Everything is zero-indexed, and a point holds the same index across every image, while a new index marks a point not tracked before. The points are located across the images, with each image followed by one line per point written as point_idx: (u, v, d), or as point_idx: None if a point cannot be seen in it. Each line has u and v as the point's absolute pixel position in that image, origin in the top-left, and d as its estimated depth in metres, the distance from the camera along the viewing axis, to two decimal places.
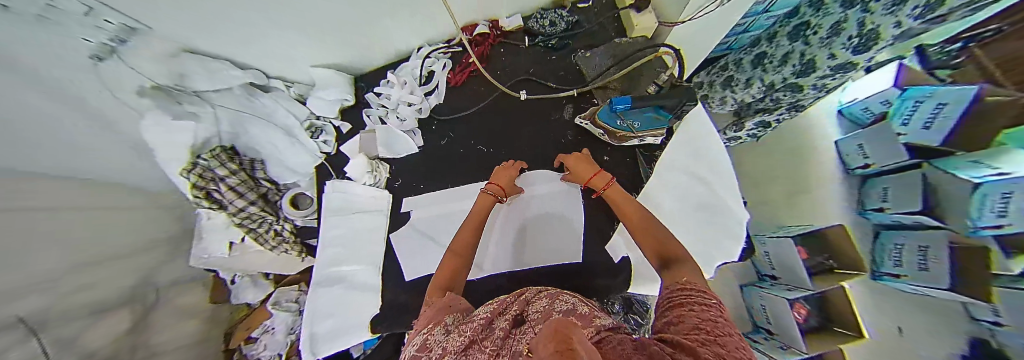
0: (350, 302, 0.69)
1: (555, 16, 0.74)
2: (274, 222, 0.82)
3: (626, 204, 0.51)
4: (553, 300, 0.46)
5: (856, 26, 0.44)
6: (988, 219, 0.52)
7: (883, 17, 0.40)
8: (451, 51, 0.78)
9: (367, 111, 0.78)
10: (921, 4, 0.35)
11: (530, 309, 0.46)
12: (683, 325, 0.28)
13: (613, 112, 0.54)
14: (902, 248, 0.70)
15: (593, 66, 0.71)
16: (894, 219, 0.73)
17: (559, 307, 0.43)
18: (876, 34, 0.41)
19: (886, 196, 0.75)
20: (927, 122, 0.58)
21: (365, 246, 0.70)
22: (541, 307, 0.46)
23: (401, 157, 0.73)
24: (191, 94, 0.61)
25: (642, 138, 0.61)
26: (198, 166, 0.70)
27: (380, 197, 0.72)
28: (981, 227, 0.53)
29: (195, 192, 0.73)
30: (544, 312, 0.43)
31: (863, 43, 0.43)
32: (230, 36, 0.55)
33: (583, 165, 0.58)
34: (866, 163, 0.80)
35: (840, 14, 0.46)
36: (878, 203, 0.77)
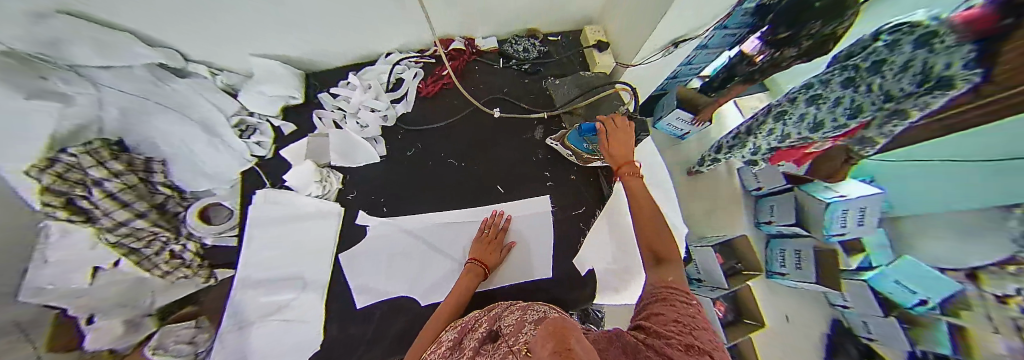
0: (279, 339, 0.55)
1: (528, 44, 0.80)
2: (171, 240, 0.66)
3: (639, 186, 0.50)
4: (523, 310, 0.46)
5: (871, 89, 0.35)
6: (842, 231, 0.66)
7: (895, 82, 0.32)
8: (423, 61, 0.76)
9: (317, 112, 0.70)
10: (933, 77, 0.27)
11: (500, 322, 0.44)
12: (663, 318, 0.31)
13: (581, 138, 0.62)
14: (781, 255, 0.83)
15: (562, 92, 0.76)
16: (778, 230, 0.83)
17: (530, 316, 0.44)
18: (890, 95, 0.33)
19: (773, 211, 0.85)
20: None
21: (307, 267, 0.60)
22: (512, 318, 0.44)
23: (359, 166, 0.66)
24: (66, 68, 0.45)
25: (605, 161, 0.68)
26: (58, 164, 0.51)
27: (328, 211, 0.63)
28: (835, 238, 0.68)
29: (47, 199, 0.53)
30: (517, 320, 0.42)
31: (873, 103, 0.35)
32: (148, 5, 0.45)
33: (624, 138, 0.53)
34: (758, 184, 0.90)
35: (863, 77, 0.36)
36: (767, 217, 0.87)
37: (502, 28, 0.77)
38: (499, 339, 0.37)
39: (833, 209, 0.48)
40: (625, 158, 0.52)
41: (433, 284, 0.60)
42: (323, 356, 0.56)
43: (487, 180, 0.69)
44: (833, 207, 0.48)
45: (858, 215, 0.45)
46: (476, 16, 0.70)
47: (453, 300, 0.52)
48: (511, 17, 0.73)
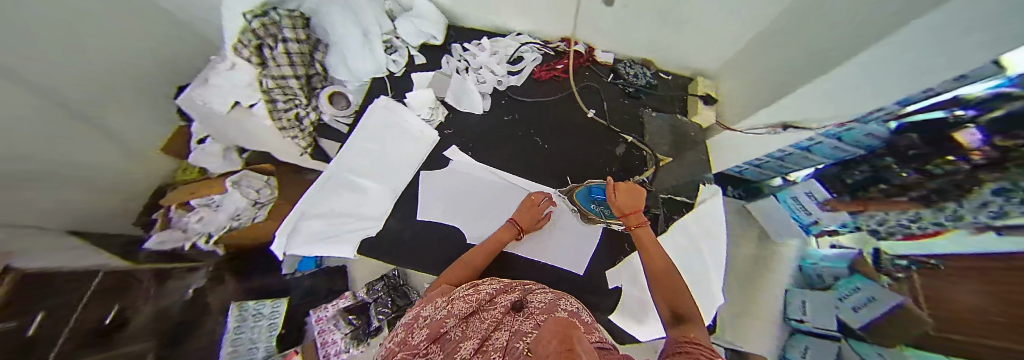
0: (348, 210, 0.67)
1: (641, 72, 0.87)
2: (303, 106, 0.79)
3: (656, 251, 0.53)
4: (556, 296, 0.49)
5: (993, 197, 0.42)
6: None
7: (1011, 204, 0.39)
8: (547, 51, 0.85)
9: (448, 57, 0.81)
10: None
11: (531, 297, 0.50)
12: None
13: (588, 199, 0.67)
14: None
15: (655, 125, 0.83)
16: None
17: (563, 304, 0.47)
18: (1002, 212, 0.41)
19: (805, 353, 0.87)
20: (857, 307, 0.76)
21: (392, 171, 0.70)
22: (542, 299, 0.49)
23: (462, 111, 0.76)
24: None
25: (611, 225, 0.68)
26: (268, 16, 0.69)
27: (427, 135, 0.72)
28: None
29: (249, 38, 0.69)
30: (547, 305, 0.46)
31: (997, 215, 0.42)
32: None
33: (631, 194, 0.58)
34: (800, 317, 0.92)
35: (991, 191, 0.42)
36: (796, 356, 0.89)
37: (625, 48, 0.86)
38: (528, 316, 0.43)
39: None
40: (633, 209, 0.57)
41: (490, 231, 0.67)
42: (374, 242, 0.65)
43: (560, 170, 0.75)
44: None
45: None
46: (609, 29, 0.79)
47: (487, 249, 0.60)
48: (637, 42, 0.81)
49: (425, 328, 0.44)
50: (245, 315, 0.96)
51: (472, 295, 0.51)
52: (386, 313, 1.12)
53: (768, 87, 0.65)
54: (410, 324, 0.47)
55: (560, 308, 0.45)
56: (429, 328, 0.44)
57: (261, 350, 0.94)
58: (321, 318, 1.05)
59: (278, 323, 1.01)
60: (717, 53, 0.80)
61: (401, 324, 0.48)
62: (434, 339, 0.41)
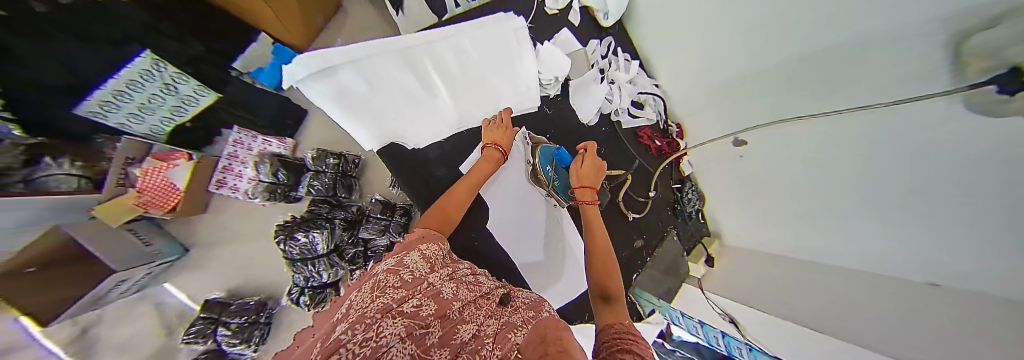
0: (398, 103, 0.56)
1: (696, 201, 0.89)
2: None
3: (598, 233, 0.56)
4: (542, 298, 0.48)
5: None
6: None
7: None
8: (658, 121, 0.83)
9: (599, 43, 0.72)
10: None
11: (519, 294, 0.47)
12: None
13: (549, 159, 0.65)
14: None
15: (673, 245, 0.87)
16: None
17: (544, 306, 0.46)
18: None
19: None
20: None
21: (467, 100, 0.62)
22: (527, 298, 0.46)
23: (569, 102, 0.69)
24: None
25: (550, 195, 0.67)
26: None
27: (526, 98, 0.65)
28: None
29: None
30: (532, 306, 0.44)
31: None
32: None
33: (593, 173, 0.62)
34: None
35: None
36: None
37: (704, 173, 0.88)
38: (517, 309, 0.42)
39: None
40: (590, 183, 0.61)
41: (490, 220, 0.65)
42: (404, 153, 0.59)
43: None
44: None
45: None
46: (713, 155, 0.81)
47: (469, 185, 0.56)
48: (716, 180, 0.84)
49: (427, 296, 0.37)
50: (151, 75, 0.62)
51: (474, 280, 0.45)
52: (316, 189, 0.97)
53: (757, 275, 0.73)
54: (397, 276, 0.38)
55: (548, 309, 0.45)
56: (433, 297, 0.37)
57: (146, 125, 0.74)
58: (241, 143, 0.96)
59: (188, 113, 0.79)
60: (739, 234, 0.83)
61: (387, 276, 0.38)
62: (439, 314, 0.35)
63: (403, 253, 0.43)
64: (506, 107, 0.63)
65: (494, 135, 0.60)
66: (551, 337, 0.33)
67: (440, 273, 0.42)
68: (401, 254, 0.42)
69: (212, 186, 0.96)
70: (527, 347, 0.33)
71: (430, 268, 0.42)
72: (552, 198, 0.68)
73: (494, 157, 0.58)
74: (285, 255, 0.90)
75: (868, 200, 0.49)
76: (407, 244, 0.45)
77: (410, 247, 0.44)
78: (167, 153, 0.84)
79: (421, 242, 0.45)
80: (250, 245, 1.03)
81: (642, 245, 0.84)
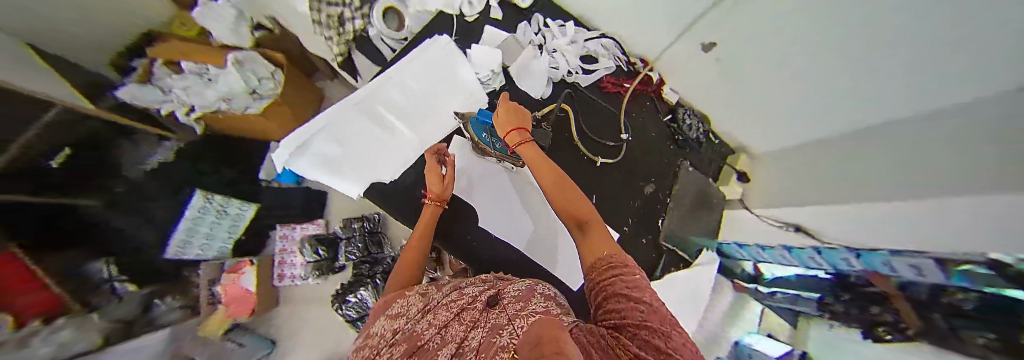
0: (367, 149, 0.63)
1: (698, 124, 0.83)
2: (354, 11, 0.73)
3: (544, 169, 0.51)
4: (534, 283, 0.46)
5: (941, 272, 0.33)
6: None
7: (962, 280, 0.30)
8: (618, 65, 0.81)
9: (525, 23, 0.75)
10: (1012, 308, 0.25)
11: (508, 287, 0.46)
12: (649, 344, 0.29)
13: (481, 127, 0.63)
14: None
15: (691, 177, 0.81)
16: None
17: (541, 290, 0.45)
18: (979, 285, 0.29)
19: None
20: None
21: (427, 125, 0.66)
22: (519, 287, 0.45)
23: (519, 87, 0.71)
24: None
25: (501, 161, 0.65)
26: None
27: (475, 99, 0.68)
28: None
29: None
30: (523, 294, 0.43)
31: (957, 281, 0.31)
32: None
33: (519, 115, 0.57)
34: None
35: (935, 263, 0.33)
36: None
37: (692, 93, 0.82)
38: (505, 306, 0.40)
39: None
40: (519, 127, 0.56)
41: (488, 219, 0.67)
42: (388, 189, 0.64)
43: (589, 185, 0.75)
44: None
45: None
46: (690, 72, 0.76)
47: (420, 235, 0.58)
48: (708, 94, 0.77)
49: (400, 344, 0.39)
50: (206, 208, 0.95)
51: (456, 295, 0.45)
52: (354, 255, 1.08)
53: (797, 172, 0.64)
54: (376, 340, 0.42)
55: (539, 296, 0.42)
56: (408, 343, 0.39)
57: (213, 249, 0.98)
58: (287, 237, 1.08)
59: (239, 229, 1.01)
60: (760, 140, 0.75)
61: (369, 346, 0.42)
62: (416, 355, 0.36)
63: (382, 313, 0.48)
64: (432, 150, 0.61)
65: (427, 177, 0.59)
66: (546, 338, 0.29)
67: (417, 311, 0.44)
68: (378, 318, 0.48)
69: (275, 280, 1.09)
70: (522, 347, 0.30)
71: (403, 315, 0.44)
72: (503, 161, 0.65)
73: (435, 211, 0.59)
74: (347, 318, 1.01)
75: (846, 41, 0.42)
76: (386, 301, 0.50)
77: (384, 308, 0.48)
78: (236, 265, 1.00)
79: (392, 300, 0.49)
80: (322, 321, 1.18)
81: (657, 189, 0.80)
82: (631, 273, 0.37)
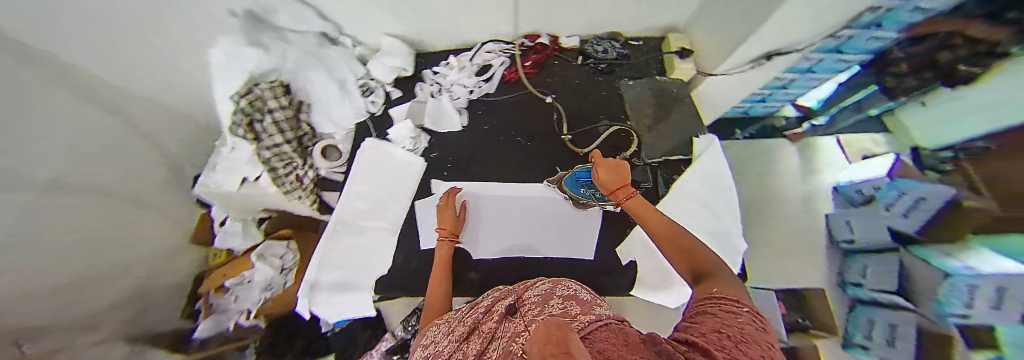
0: (358, 258, 0.70)
1: (609, 45, 0.83)
2: (301, 167, 0.83)
3: (645, 211, 0.48)
4: (552, 288, 0.49)
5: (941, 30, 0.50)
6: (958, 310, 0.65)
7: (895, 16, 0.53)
8: (512, 55, 0.85)
9: (419, 84, 0.85)
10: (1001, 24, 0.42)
11: (529, 294, 0.51)
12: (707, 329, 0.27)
13: (576, 183, 0.65)
14: (875, 323, 0.85)
15: (634, 92, 0.79)
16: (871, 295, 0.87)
17: (560, 291, 0.49)
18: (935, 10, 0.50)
19: (865, 273, 0.89)
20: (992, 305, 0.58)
21: (388, 208, 0.73)
22: (541, 291, 0.50)
23: (443, 132, 0.78)
24: (273, 41, 0.72)
25: (605, 206, 0.66)
26: (252, 92, 0.76)
27: (414, 163, 0.75)
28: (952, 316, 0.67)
29: (241, 117, 0.77)
30: (544, 296, 0.47)
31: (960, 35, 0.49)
32: None
33: (614, 170, 0.54)
34: (851, 238, 0.95)
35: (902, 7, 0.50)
36: (857, 278, 0.92)
37: (588, 30, 0.83)
38: (525, 313, 0.43)
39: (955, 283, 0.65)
40: (620, 183, 0.52)
41: (480, 246, 0.72)
42: (389, 278, 0.68)
43: (549, 161, 0.75)
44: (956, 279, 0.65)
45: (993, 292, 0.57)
46: (569, 17, 0.78)
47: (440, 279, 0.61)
48: (599, 17, 0.78)
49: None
50: None
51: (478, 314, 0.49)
52: None
53: (742, 12, 0.60)
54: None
55: (555, 298, 0.45)
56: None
57: None
58: None
59: None
60: (677, 10, 0.77)
61: None
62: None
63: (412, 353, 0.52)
64: (449, 189, 0.69)
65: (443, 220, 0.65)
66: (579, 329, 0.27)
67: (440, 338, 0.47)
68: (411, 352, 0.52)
69: None
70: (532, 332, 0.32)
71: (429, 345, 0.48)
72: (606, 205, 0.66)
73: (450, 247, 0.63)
74: None
75: None
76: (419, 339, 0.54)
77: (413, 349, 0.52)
78: None
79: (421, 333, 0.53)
80: None
81: (613, 122, 0.79)
82: (735, 305, 0.30)
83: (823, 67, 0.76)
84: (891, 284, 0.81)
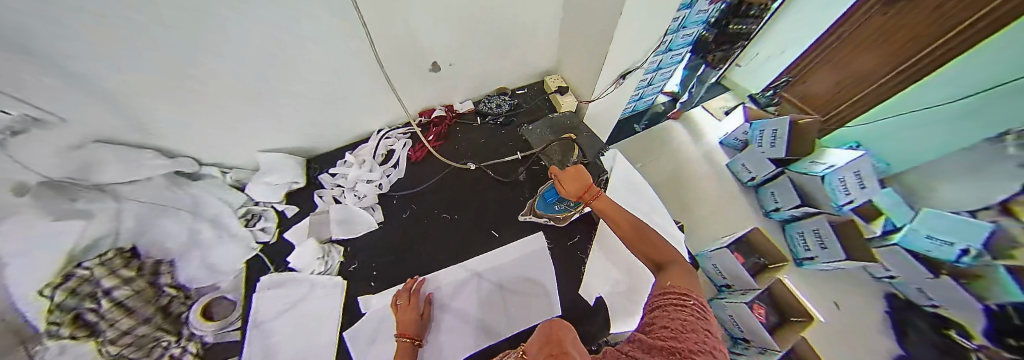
0: None
1: (501, 100, 0.88)
2: (172, 344, 0.59)
3: (613, 210, 0.50)
4: None
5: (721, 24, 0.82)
6: (842, 199, 0.80)
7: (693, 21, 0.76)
8: (410, 134, 0.84)
9: (318, 192, 0.76)
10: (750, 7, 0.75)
11: None
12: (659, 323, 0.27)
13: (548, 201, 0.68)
14: (803, 234, 0.91)
15: (535, 134, 0.83)
16: (789, 214, 0.96)
17: None
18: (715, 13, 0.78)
19: (776, 198, 0.99)
20: (859, 186, 0.76)
21: (306, 352, 0.58)
22: None
23: (358, 236, 0.70)
24: (94, 188, 0.52)
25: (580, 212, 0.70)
26: (72, 279, 0.51)
27: (332, 285, 0.65)
28: (843, 206, 0.81)
29: (51, 319, 0.49)
30: None
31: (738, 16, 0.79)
32: (162, 115, 0.52)
33: (575, 176, 0.55)
34: (751, 177, 1.07)
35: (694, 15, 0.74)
36: (774, 204, 1.01)
37: (476, 92, 0.88)
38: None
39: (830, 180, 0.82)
40: (584, 188, 0.53)
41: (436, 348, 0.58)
42: None
43: (481, 225, 0.73)
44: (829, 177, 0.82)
45: (855, 175, 0.75)
46: (454, 84, 0.81)
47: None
48: (481, 80, 0.83)
49: None
50: None
51: None
52: None
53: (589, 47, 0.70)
54: None
55: None
56: None
57: None
58: None
59: None
60: (544, 56, 0.87)
61: None
62: None
63: None
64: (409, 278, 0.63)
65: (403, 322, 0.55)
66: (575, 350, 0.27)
67: None
68: None
69: None
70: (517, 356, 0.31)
71: None
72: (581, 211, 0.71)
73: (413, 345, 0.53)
74: None
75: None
76: None
77: None
78: None
79: None
80: None
81: (528, 168, 0.81)
82: (683, 299, 0.30)
83: (668, 65, 0.96)
84: (796, 198, 0.91)
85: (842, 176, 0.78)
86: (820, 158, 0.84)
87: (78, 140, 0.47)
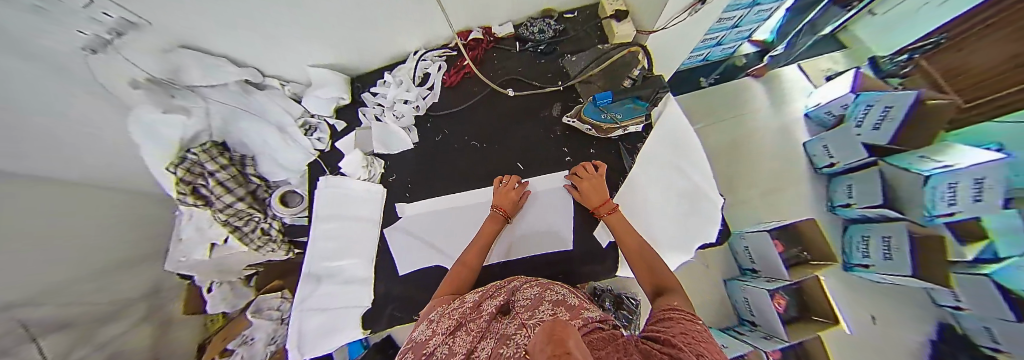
0: (339, 300, 0.70)
1: (543, 24, 0.79)
2: (262, 219, 0.80)
3: (627, 230, 0.58)
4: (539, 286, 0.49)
5: None
6: (942, 209, 0.94)
7: None
8: (445, 57, 0.82)
9: (361, 110, 0.81)
10: None
11: (518, 296, 0.48)
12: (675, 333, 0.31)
13: (596, 109, 0.61)
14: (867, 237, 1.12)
15: (575, 65, 0.77)
16: (859, 212, 1.15)
17: (548, 296, 0.46)
18: None
19: (851, 192, 1.16)
20: (976, 197, 0.87)
21: (358, 243, 0.72)
22: (530, 295, 0.47)
23: (395, 153, 0.76)
24: (185, 89, 0.61)
25: (626, 128, 0.68)
26: (186, 160, 0.71)
27: (374, 191, 0.74)
28: (936, 216, 0.95)
29: (180, 187, 0.72)
30: (533, 300, 0.44)
31: None
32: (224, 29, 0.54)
33: (598, 186, 0.63)
34: (831, 162, 1.21)
35: None
36: (845, 198, 1.19)
37: (518, 14, 0.79)
38: (515, 315, 0.40)
39: (936, 183, 0.93)
40: (602, 200, 0.62)
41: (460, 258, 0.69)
42: (371, 314, 0.68)
43: (507, 158, 0.74)
44: (936, 180, 0.93)
45: (973, 182, 0.86)
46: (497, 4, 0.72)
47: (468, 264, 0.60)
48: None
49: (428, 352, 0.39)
50: None
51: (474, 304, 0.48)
52: None
53: None
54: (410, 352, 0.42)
55: (544, 303, 0.42)
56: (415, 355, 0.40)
57: None
58: None
59: None
60: None
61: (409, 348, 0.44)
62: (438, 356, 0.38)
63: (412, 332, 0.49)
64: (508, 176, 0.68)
65: (501, 200, 0.65)
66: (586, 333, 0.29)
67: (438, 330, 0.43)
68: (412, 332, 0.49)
69: None
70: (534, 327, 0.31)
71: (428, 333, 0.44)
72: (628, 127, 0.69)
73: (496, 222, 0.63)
74: None
75: None
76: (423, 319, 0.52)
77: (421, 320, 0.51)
78: None
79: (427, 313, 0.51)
80: None
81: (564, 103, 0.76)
82: (694, 323, 0.35)
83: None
84: (878, 197, 1.05)
85: (956, 180, 0.89)
86: (936, 156, 0.96)
87: (167, 45, 0.52)
